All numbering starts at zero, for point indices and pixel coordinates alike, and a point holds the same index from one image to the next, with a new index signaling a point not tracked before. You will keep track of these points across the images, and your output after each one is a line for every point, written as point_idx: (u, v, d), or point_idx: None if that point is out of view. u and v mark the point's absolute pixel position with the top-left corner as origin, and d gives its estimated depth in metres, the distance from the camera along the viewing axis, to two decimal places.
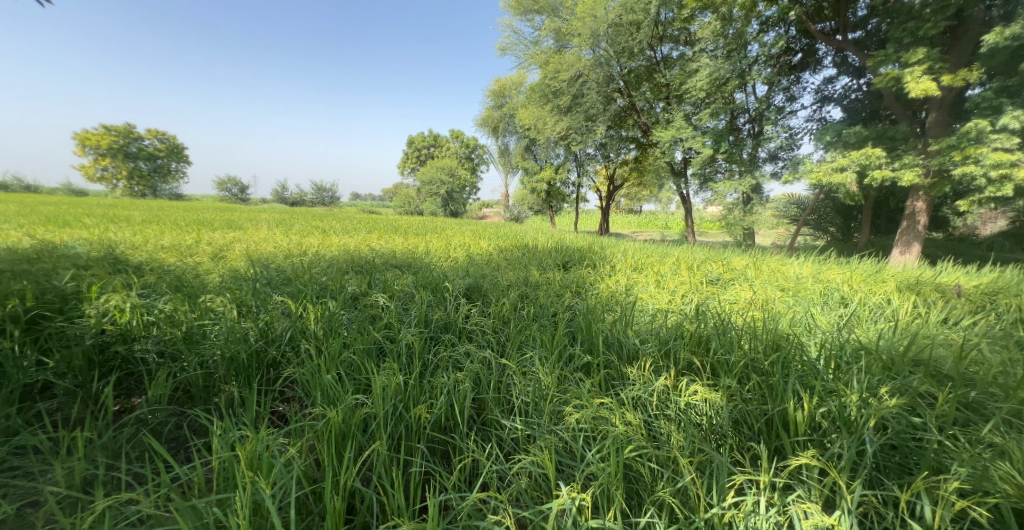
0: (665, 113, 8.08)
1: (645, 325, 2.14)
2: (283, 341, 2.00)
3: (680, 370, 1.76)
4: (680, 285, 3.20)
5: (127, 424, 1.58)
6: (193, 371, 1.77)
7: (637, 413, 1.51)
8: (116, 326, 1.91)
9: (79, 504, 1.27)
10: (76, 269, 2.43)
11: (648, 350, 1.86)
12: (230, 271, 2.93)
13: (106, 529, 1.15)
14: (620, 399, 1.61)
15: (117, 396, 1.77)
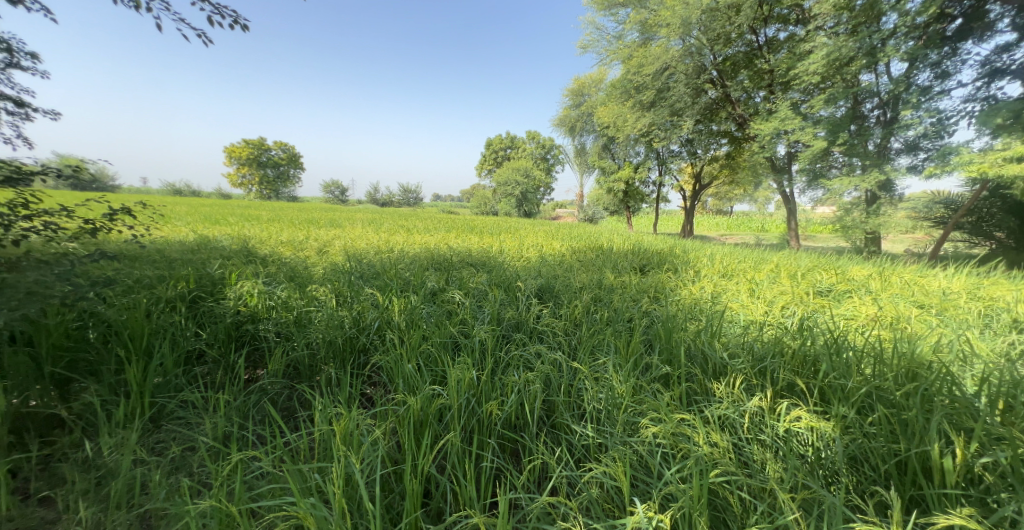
0: (767, 103, 7.33)
1: (735, 338, 1.96)
2: (371, 330, 2.16)
3: (780, 391, 1.60)
4: (780, 296, 2.89)
5: (254, 391, 1.85)
6: (300, 351, 2.00)
7: (727, 435, 1.40)
8: (246, 308, 2.26)
9: (219, 454, 1.50)
10: (220, 261, 2.94)
11: (738, 366, 1.70)
12: (330, 264, 3.27)
13: (231, 480, 1.35)
14: (705, 417, 1.51)
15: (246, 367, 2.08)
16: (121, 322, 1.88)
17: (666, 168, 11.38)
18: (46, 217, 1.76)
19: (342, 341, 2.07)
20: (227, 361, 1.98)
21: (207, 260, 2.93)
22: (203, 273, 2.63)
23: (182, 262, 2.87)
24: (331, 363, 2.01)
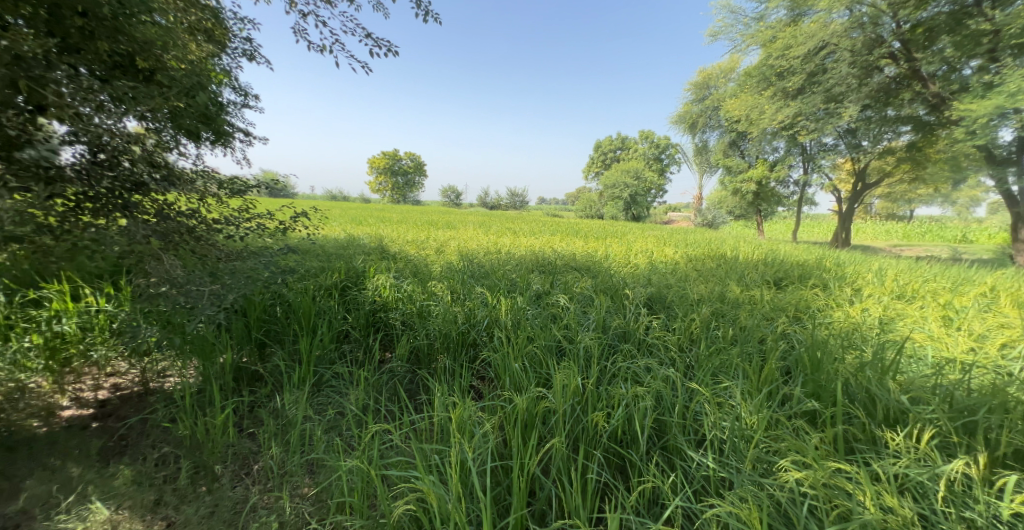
0: (970, 80, 5.76)
1: (917, 380, 1.60)
2: (481, 326, 2.28)
3: (996, 463, 1.27)
4: (986, 330, 2.25)
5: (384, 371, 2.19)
6: (420, 340, 2.23)
7: (910, 502, 1.16)
8: (381, 298, 2.66)
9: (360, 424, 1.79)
10: (362, 256, 3.43)
11: (927, 417, 1.39)
12: (447, 263, 3.54)
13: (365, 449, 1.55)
14: (874, 473, 1.27)
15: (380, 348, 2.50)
16: (296, 305, 2.52)
17: (811, 171, 9.73)
18: (259, 220, 2.23)
19: (455, 335, 2.22)
20: (365, 341, 2.46)
21: (352, 255, 3.43)
22: (351, 265, 3.15)
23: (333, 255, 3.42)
24: (445, 354, 2.18)
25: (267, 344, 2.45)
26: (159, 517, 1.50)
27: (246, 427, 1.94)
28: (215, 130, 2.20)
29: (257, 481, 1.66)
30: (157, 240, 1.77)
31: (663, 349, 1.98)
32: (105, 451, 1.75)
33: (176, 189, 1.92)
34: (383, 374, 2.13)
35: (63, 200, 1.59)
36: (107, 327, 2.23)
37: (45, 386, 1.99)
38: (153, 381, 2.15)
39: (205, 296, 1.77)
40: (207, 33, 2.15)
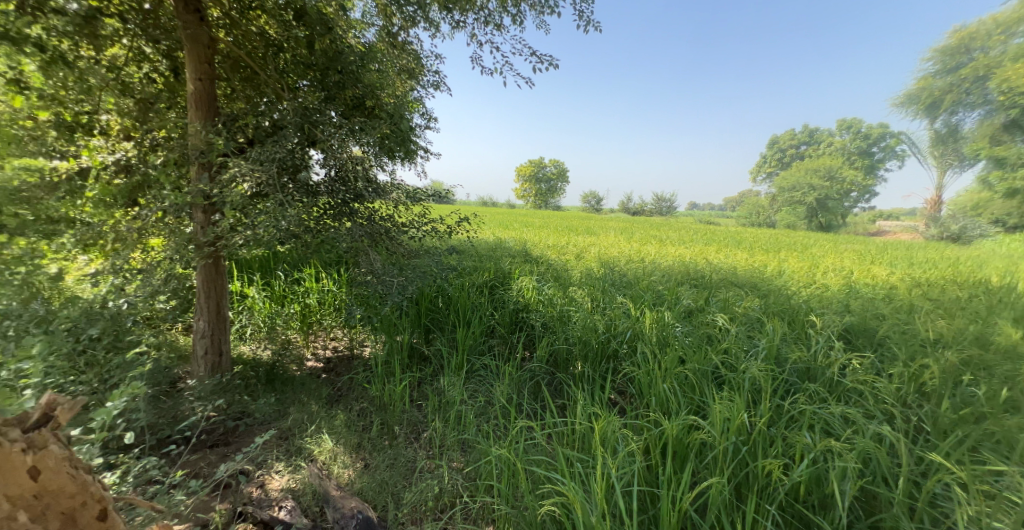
0: None
1: None
2: (623, 338, 2.23)
3: None
4: None
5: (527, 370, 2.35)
6: (559, 345, 2.31)
7: None
8: (524, 299, 2.85)
9: (507, 420, 1.98)
10: (510, 259, 3.70)
11: None
12: (588, 269, 3.54)
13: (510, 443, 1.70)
14: None
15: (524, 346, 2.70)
16: (455, 299, 2.91)
17: None
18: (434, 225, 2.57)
19: (595, 345, 2.23)
20: (508, 338, 2.67)
21: (502, 257, 3.73)
22: (499, 267, 3.45)
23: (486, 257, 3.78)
24: (584, 363, 2.21)
25: (432, 330, 2.90)
26: (360, 457, 2.02)
27: (416, 399, 2.46)
28: (406, 150, 2.65)
29: (423, 446, 2.08)
30: (367, 238, 2.27)
31: (889, 403, 1.60)
32: (331, 394, 2.56)
33: (379, 198, 2.37)
34: (526, 374, 2.27)
35: (321, 208, 2.19)
36: (331, 304, 3.07)
37: (299, 342, 2.95)
38: (355, 348, 2.99)
39: (394, 285, 2.28)
40: (405, 70, 2.67)
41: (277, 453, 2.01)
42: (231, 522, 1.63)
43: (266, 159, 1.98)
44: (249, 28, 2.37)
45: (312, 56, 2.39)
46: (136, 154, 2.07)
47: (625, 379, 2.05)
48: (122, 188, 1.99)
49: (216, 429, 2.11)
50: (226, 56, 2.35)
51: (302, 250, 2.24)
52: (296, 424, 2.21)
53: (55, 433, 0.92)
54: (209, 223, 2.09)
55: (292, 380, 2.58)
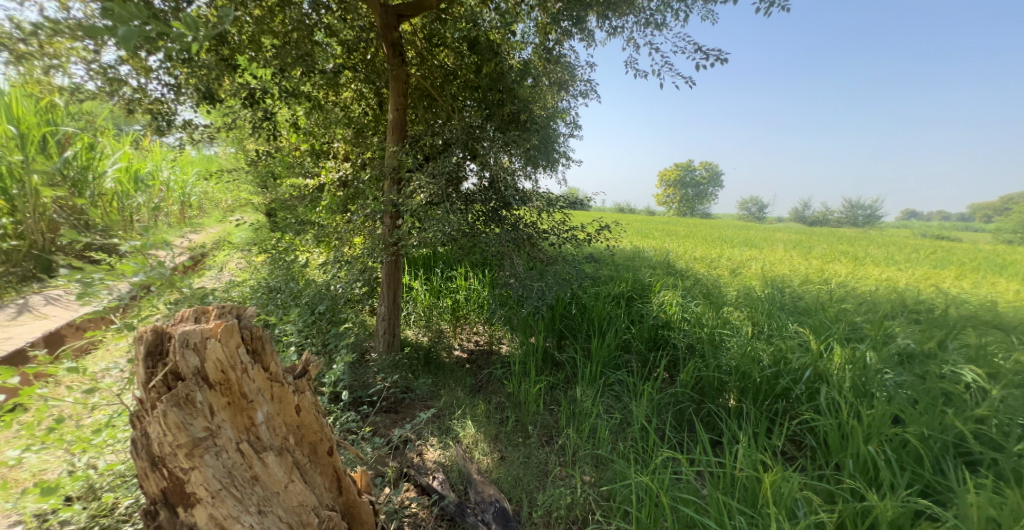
0: None
1: None
2: (803, 378, 1.94)
3: None
4: None
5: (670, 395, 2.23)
6: (711, 372, 2.12)
7: None
8: (664, 315, 2.67)
9: (649, 447, 1.92)
10: (649, 272, 3.41)
11: None
12: (747, 293, 2.96)
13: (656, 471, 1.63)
14: None
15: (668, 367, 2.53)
16: (590, 308, 2.87)
17: None
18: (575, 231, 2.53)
19: (756, 380, 2.00)
20: (646, 357, 2.56)
21: (641, 268, 3.48)
22: (636, 277, 3.26)
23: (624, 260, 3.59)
24: (736, 393, 2.05)
25: (564, 336, 2.95)
26: (497, 448, 2.17)
27: (549, 403, 2.55)
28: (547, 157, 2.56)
29: (555, 452, 2.15)
30: (512, 243, 2.42)
31: None
32: (473, 383, 2.83)
33: (524, 205, 2.48)
34: (672, 399, 2.16)
35: (476, 214, 2.45)
36: (476, 300, 3.35)
37: (449, 333, 3.32)
38: (494, 344, 3.23)
39: (534, 290, 2.41)
40: (559, 84, 2.56)
41: (430, 428, 2.29)
42: (399, 480, 1.92)
43: (439, 173, 2.32)
44: (432, 61, 2.80)
45: (478, 79, 2.69)
46: (352, 173, 2.83)
47: (801, 424, 1.80)
48: (341, 199, 2.77)
49: (387, 398, 2.52)
50: (415, 87, 2.82)
51: (458, 249, 2.51)
52: (446, 405, 2.50)
53: (309, 383, 1.26)
54: (394, 228, 2.59)
55: (443, 366, 2.96)
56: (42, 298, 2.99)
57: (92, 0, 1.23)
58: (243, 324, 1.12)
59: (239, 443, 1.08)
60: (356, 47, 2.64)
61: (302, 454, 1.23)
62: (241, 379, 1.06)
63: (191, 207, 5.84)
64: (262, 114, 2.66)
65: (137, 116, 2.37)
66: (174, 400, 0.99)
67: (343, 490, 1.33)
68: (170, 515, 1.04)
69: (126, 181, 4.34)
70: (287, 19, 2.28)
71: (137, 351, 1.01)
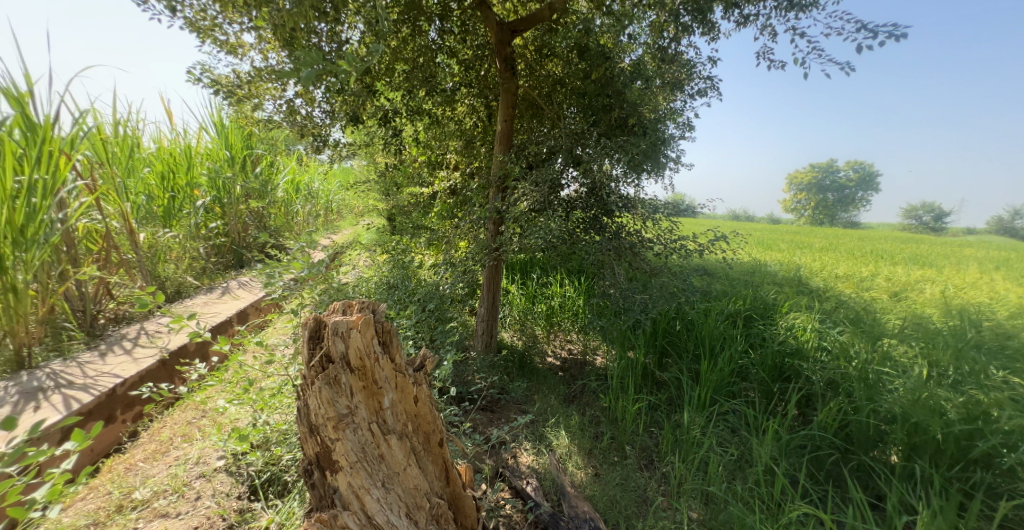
0: None
1: None
2: (1004, 441, 1.52)
3: None
4: None
5: (804, 437, 2.00)
6: (864, 418, 1.84)
7: None
8: (794, 341, 2.27)
9: (780, 494, 1.73)
10: (774, 287, 2.70)
11: None
12: (921, 317, 1.84)
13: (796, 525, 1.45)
14: None
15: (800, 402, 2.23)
16: (698, 326, 2.60)
17: None
18: (684, 242, 2.31)
19: (931, 437, 1.66)
20: (770, 389, 2.27)
21: (765, 283, 2.80)
22: (758, 292, 2.73)
23: (745, 269, 3.10)
24: (901, 448, 1.76)
25: (666, 353, 2.73)
26: (591, 464, 2.07)
27: (648, 424, 2.38)
28: (653, 162, 2.34)
29: (656, 480, 1.98)
30: (614, 252, 2.32)
31: None
32: (567, 392, 2.76)
33: (627, 212, 2.33)
34: (808, 443, 1.96)
35: (577, 221, 2.39)
36: (570, 308, 3.27)
37: (543, 339, 3.31)
38: (587, 355, 3.18)
39: (636, 302, 2.28)
40: (673, 85, 2.47)
41: (525, 432, 2.27)
42: (494, 479, 1.96)
43: (541, 181, 2.30)
44: (540, 71, 2.85)
45: (585, 85, 2.64)
46: (461, 183, 3.02)
47: (1012, 506, 1.45)
48: (451, 205, 3.01)
49: (485, 397, 2.58)
50: (523, 98, 2.90)
51: (556, 257, 2.51)
52: (541, 412, 2.48)
53: (425, 376, 1.32)
54: (496, 234, 2.66)
55: (537, 371, 2.95)
56: (237, 283, 3.74)
57: (300, 62, 1.54)
58: (376, 319, 1.22)
59: (371, 423, 1.19)
60: (472, 65, 2.78)
61: (417, 441, 1.30)
62: (374, 367, 1.17)
63: (334, 212, 6.80)
64: (392, 131, 2.96)
65: (303, 138, 2.81)
66: (327, 380, 1.12)
67: (450, 481, 1.37)
68: (321, 477, 1.18)
69: (291, 191, 5.22)
70: (416, 47, 2.57)
71: (301, 333, 1.17)
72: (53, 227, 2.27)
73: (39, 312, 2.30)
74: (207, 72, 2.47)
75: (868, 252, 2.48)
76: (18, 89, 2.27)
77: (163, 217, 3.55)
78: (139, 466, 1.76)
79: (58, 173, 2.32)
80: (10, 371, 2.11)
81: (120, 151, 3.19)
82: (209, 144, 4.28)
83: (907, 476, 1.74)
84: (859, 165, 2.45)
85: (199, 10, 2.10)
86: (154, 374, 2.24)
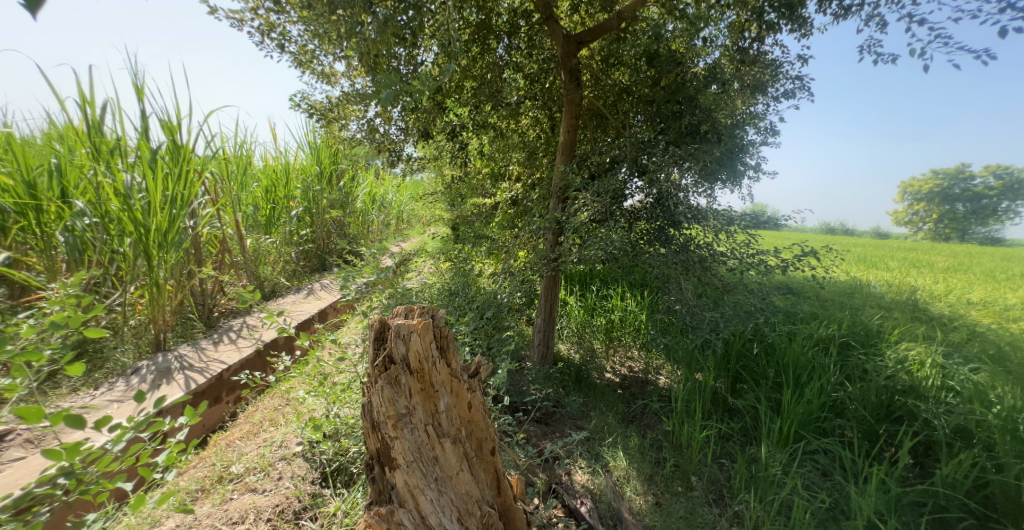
0: None
1: None
2: None
3: None
4: None
5: (922, 491, 1.72)
6: (1010, 479, 1.54)
7: None
8: (908, 377, 1.98)
9: None
10: (879, 310, 2.40)
11: None
12: None
13: None
14: None
15: (917, 449, 1.93)
16: (780, 350, 2.34)
17: None
18: (764, 257, 2.12)
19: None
20: (873, 430, 1.98)
21: (868, 305, 2.50)
22: (858, 316, 2.42)
23: (840, 290, 2.75)
24: None
25: (741, 378, 2.50)
26: (652, 491, 1.93)
27: (718, 455, 2.18)
28: (731, 172, 2.18)
29: (729, 519, 1.80)
30: (681, 266, 2.17)
31: None
32: (626, 411, 2.62)
33: (696, 224, 2.14)
34: (926, 498, 1.68)
35: (640, 232, 2.27)
36: (632, 323, 3.12)
37: (602, 353, 3.17)
38: (650, 374, 3.01)
39: (705, 321, 2.10)
40: (754, 87, 2.22)
41: (580, 449, 2.16)
42: (546, 494, 1.89)
43: (603, 191, 2.24)
44: (606, 81, 2.78)
45: (654, 93, 2.53)
46: (523, 193, 3.05)
47: None
48: (512, 215, 3.06)
49: (540, 409, 2.51)
50: (589, 109, 2.85)
51: (618, 269, 2.41)
52: (597, 430, 2.35)
53: (479, 382, 1.31)
54: (555, 244, 2.63)
55: (595, 387, 2.83)
56: (320, 285, 4.05)
57: (387, 88, 1.67)
58: (436, 323, 1.23)
59: (428, 425, 1.19)
60: (538, 78, 2.79)
61: (470, 447, 1.28)
62: (432, 370, 1.17)
63: (404, 221, 7.16)
64: (460, 144, 3.05)
65: (381, 154, 2.99)
66: (389, 379, 1.14)
67: (502, 491, 1.33)
68: (380, 472, 1.19)
69: (368, 202, 5.59)
70: (484, 65, 2.61)
71: (368, 334, 1.21)
72: (185, 233, 2.60)
73: (173, 304, 2.60)
74: (305, 98, 2.72)
75: (1015, 276, 2.20)
76: (172, 120, 2.65)
77: (265, 225, 3.96)
78: (237, 443, 1.92)
79: (191, 188, 2.67)
80: (150, 352, 2.44)
81: (236, 167, 3.62)
82: (303, 160, 4.72)
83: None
84: (1003, 169, 2.06)
85: (301, 45, 2.31)
86: (251, 363, 2.46)
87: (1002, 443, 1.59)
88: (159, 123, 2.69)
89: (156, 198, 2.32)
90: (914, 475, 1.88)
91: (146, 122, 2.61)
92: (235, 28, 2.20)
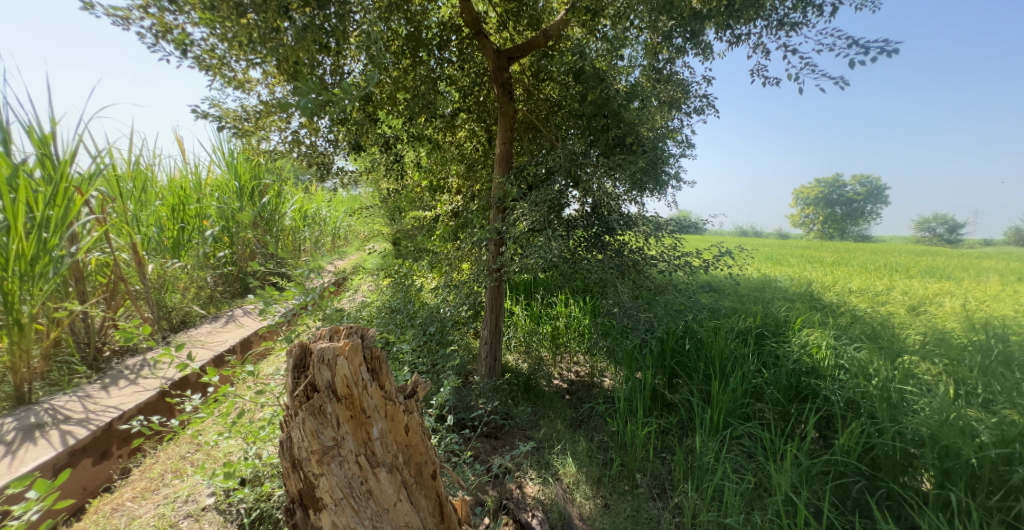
0: None
1: None
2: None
3: None
4: None
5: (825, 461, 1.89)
6: (888, 442, 1.74)
7: None
8: (810, 359, 2.19)
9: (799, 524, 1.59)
10: (786, 301, 2.64)
11: None
12: (943, 331, 1.80)
13: None
14: None
15: (820, 423, 2.14)
16: (708, 344, 2.50)
17: None
18: (688, 258, 2.26)
19: (963, 463, 1.54)
20: (786, 410, 2.16)
21: (776, 297, 2.74)
22: (769, 308, 2.66)
23: (754, 285, 3.01)
24: (933, 475, 1.63)
25: (677, 374, 2.62)
26: (600, 494, 1.95)
27: (660, 450, 2.26)
28: (657, 180, 2.30)
29: (670, 512, 1.85)
30: (617, 269, 2.24)
31: None
32: (574, 416, 2.64)
33: (628, 230, 2.23)
34: (827, 468, 1.84)
35: (578, 240, 2.30)
36: (576, 328, 3.18)
37: (549, 360, 3.20)
38: (595, 377, 3.06)
39: (641, 321, 2.14)
40: (671, 103, 2.38)
41: (528, 461, 2.13)
42: (497, 511, 1.83)
43: (540, 201, 2.25)
44: (538, 95, 2.84)
45: (582, 107, 2.58)
46: (463, 205, 2.99)
47: None
48: (452, 227, 3.01)
49: (487, 423, 2.45)
50: (522, 121, 2.89)
51: (560, 277, 2.45)
52: (545, 438, 2.35)
53: (417, 403, 1.22)
54: (497, 254, 2.59)
55: (543, 395, 2.84)
56: (243, 311, 3.72)
57: (310, 94, 1.57)
58: (365, 343, 1.14)
59: (358, 456, 1.10)
60: (472, 91, 2.78)
61: (409, 473, 1.20)
62: (362, 395, 1.08)
63: (342, 237, 6.82)
64: (394, 157, 2.95)
65: (309, 168, 2.81)
66: (311, 410, 1.05)
67: (445, 516, 1.26)
68: (303, 516, 1.10)
69: (298, 218, 5.25)
70: (416, 77, 2.56)
71: (286, 362, 1.10)
72: (62, 261, 2.25)
73: (44, 346, 2.24)
74: (215, 106, 2.49)
75: (882, 265, 2.46)
76: (44, 131, 2.31)
77: (172, 248, 3.54)
78: (127, 505, 1.67)
79: (71, 209, 2.33)
80: (9, 407, 2.05)
81: (132, 184, 3.22)
82: (219, 175, 4.34)
83: (942, 506, 1.60)
84: (867, 178, 2.40)
85: (205, 49, 2.12)
86: (153, 407, 2.17)
87: (878, 409, 1.79)
88: (26, 134, 2.33)
89: (19, 222, 1.99)
90: (820, 447, 2.08)
91: (10, 133, 2.25)
92: (121, 27, 1.96)
